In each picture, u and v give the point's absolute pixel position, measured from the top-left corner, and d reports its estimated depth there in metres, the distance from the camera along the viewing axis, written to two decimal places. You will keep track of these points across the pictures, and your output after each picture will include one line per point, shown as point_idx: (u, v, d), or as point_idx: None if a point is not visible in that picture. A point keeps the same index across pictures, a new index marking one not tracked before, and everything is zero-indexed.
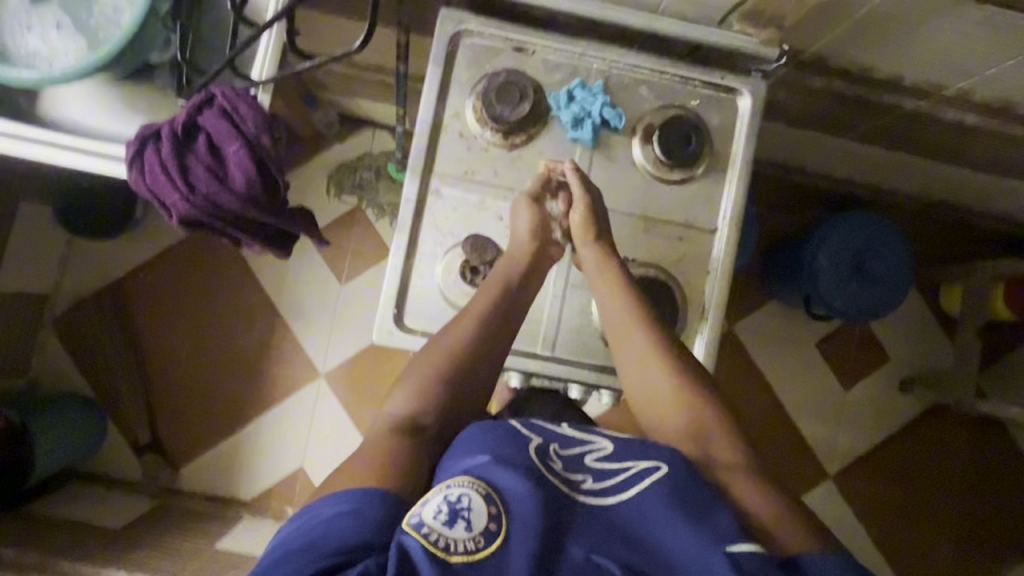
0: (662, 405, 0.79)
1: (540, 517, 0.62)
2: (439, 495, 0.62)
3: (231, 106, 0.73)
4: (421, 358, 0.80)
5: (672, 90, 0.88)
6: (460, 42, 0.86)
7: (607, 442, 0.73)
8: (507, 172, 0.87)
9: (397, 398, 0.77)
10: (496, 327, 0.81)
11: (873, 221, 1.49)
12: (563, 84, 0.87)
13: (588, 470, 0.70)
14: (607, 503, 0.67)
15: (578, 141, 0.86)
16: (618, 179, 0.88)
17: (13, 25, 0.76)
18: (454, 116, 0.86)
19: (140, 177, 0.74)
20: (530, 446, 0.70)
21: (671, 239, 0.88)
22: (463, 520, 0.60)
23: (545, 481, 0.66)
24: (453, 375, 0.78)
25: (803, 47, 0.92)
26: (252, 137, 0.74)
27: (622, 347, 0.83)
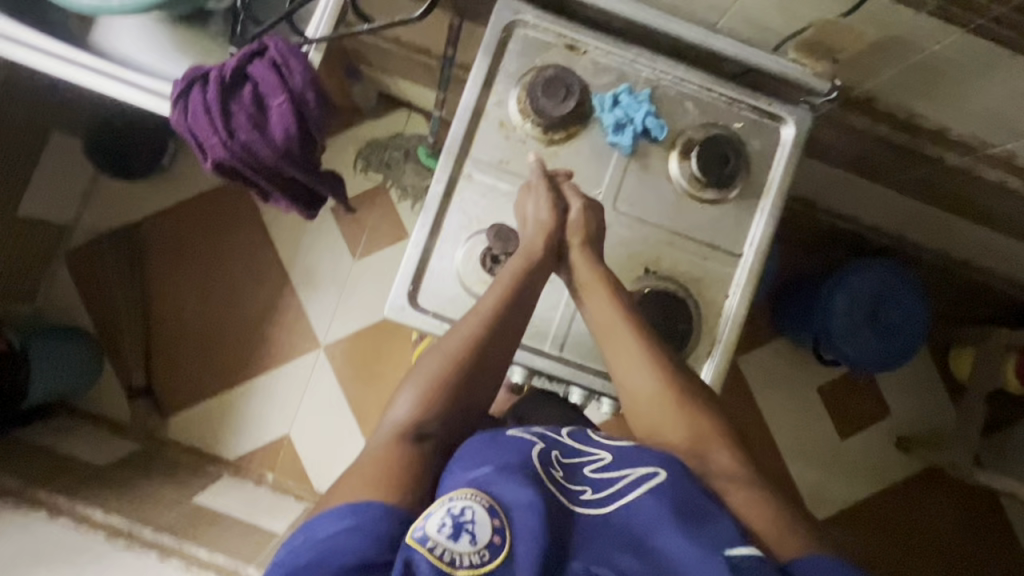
0: (654, 404, 0.78)
1: (543, 527, 0.62)
2: (442, 508, 0.62)
3: (281, 59, 0.74)
4: (427, 358, 0.79)
5: (717, 109, 0.87)
6: (513, 32, 0.86)
7: (606, 453, 0.74)
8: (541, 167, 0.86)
9: (399, 403, 0.76)
10: (501, 326, 0.79)
11: (892, 271, 1.48)
12: (611, 88, 0.86)
13: (587, 480, 0.70)
14: (607, 511, 0.67)
15: (617, 146, 0.85)
16: (650, 190, 0.87)
17: None
18: (497, 104, 0.86)
19: (182, 117, 0.75)
20: (530, 453, 0.70)
21: (696, 258, 0.87)
22: (468, 533, 0.60)
23: (546, 489, 0.66)
24: (452, 379, 0.77)
25: (854, 85, 0.91)
26: (297, 92, 0.74)
27: (619, 359, 0.81)
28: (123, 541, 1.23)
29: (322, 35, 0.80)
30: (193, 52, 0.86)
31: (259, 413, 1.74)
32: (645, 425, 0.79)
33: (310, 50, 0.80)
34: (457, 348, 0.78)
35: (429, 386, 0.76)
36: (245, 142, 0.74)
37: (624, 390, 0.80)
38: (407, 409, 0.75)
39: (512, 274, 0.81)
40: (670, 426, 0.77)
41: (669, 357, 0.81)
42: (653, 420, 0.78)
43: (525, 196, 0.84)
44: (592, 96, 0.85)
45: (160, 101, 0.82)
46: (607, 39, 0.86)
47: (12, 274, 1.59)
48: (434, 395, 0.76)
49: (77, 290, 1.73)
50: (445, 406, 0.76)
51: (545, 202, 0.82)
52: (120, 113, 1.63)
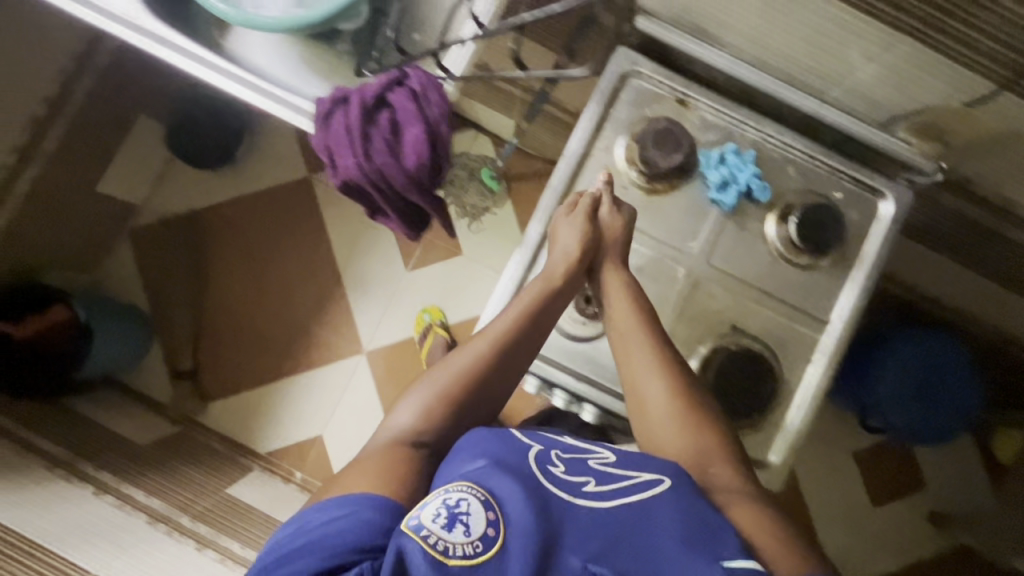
0: (662, 414, 0.80)
1: (536, 520, 0.64)
2: (438, 498, 0.65)
3: (421, 90, 0.77)
4: (439, 375, 0.83)
5: (818, 177, 0.89)
6: (629, 82, 0.88)
7: (607, 452, 0.77)
8: (640, 215, 0.88)
9: (399, 414, 0.81)
10: (510, 348, 0.83)
11: (946, 346, 1.46)
12: (717, 145, 0.88)
13: (590, 474, 0.72)
14: (606, 505, 0.68)
15: (718, 203, 0.86)
16: (746, 249, 0.88)
17: None
18: (604, 149, 0.88)
19: (321, 136, 0.78)
20: (529, 453, 0.73)
21: (782, 321, 0.88)
22: (463, 523, 0.62)
23: (541, 487, 0.68)
24: (456, 400, 0.81)
25: (956, 167, 0.92)
26: (432, 123, 0.77)
27: (636, 384, 0.82)
28: (163, 526, 1.25)
29: (459, 72, 0.85)
30: (321, 65, 0.91)
31: (298, 410, 1.76)
32: (653, 433, 0.80)
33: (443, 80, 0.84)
34: (475, 365, 0.82)
35: (432, 403, 0.81)
36: (379, 166, 0.77)
37: (631, 398, 0.82)
38: (410, 417, 0.80)
39: (535, 298, 0.84)
40: (677, 437, 0.79)
41: (711, 403, 0.82)
42: (659, 432, 0.80)
43: (565, 216, 0.86)
44: (698, 151, 0.87)
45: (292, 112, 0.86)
46: (718, 98, 0.88)
47: (79, 244, 1.63)
48: (432, 411, 0.80)
49: (136, 267, 1.75)
50: (444, 424, 0.80)
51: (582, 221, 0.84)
52: (204, 103, 1.68)
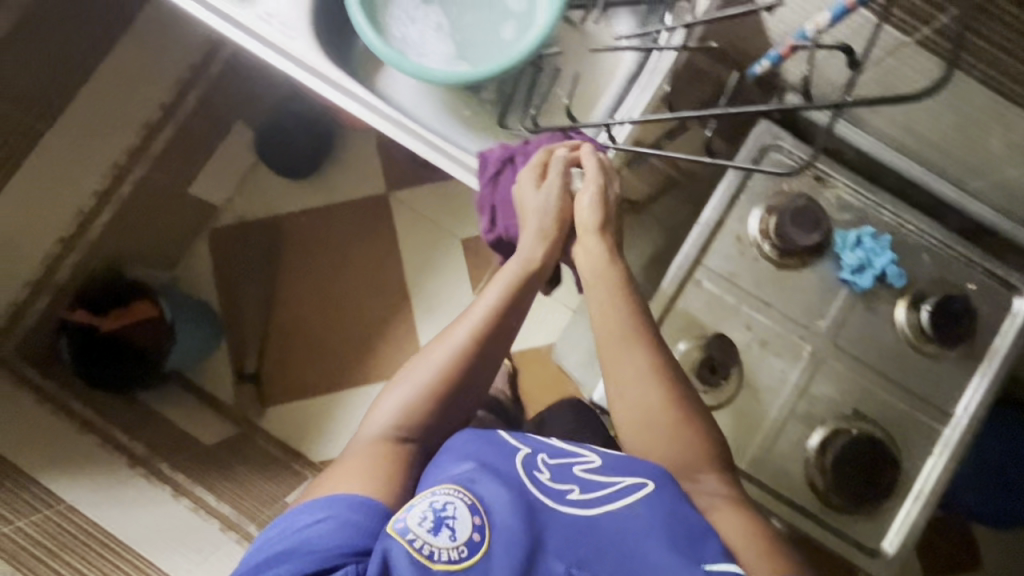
0: (647, 413, 0.81)
1: (518, 525, 0.66)
2: (425, 501, 0.67)
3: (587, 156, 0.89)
4: (427, 366, 0.86)
5: (952, 266, 0.88)
6: (769, 156, 0.88)
7: (594, 455, 0.78)
8: (770, 288, 0.87)
9: (380, 417, 0.83)
10: (489, 338, 0.87)
11: None
12: (851, 226, 0.88)
13: (577, 480, 0.75)
14: (592, 511, 0.70)
15: (851, 284, 0.86)
16: (873, 333, 0.87)
17: (401, 11, 0.82)
18: (738, 219, 0.88)
19: (489, 193, 0.90)
20: (516, 458, 0.75)
21: (903, 408, 0.87)
22: (449, 528, 0.65)
23: (526, 493, 0.71)
24: (442, 395, 0.84)
25: None
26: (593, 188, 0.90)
27: (623, 381, 0.82)
28: (234, 534, 1.26)
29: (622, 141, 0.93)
30: (466, 115, 0.94)
31: (355, 426, 1.76)
32: (637, 430, 0.81)
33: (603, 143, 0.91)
34: (460, 351, 0.86)
35: (416, 398, 0.83)
36: None
37: (621, 402, 0.82)
38: (392, 413, 0.82)
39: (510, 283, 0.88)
40: (659, 437, 0.80)
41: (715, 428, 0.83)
42: (643, 430, 0.81)
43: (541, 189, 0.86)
44: (832, 230, 0.87)
45: (447, 160, 0.90)
46: (857, 179, 0.88)
47: (165, 240, 1.67)
48: (416, 405, 0.83)
49: (213, 268, 1.79)
50: (427, 419, 0.83)
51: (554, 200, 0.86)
52: (297, 116, 1.71)
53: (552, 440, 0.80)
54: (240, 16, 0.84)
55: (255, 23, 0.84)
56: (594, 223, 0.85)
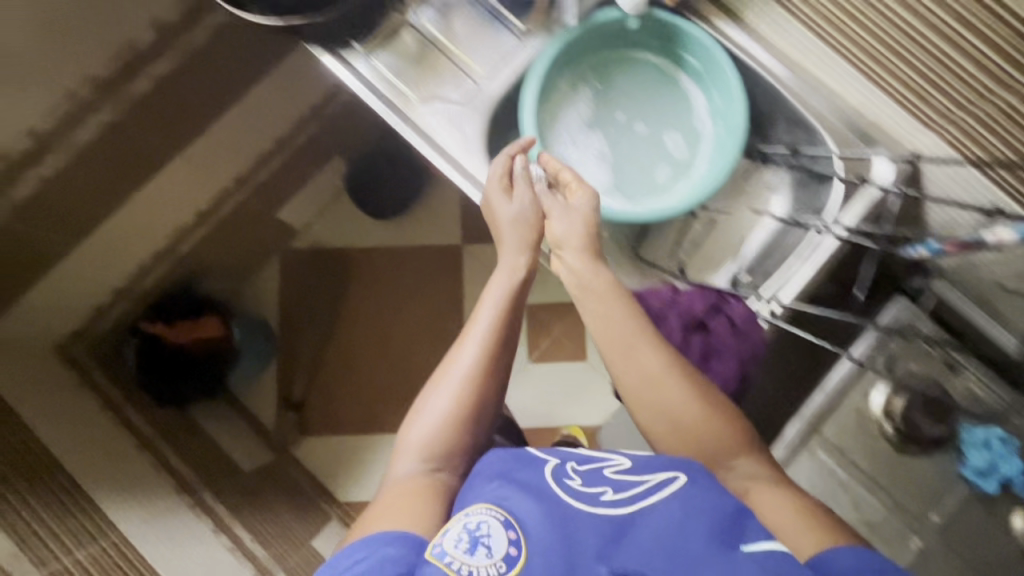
0: (673, 409, 0.67)
1: (556, 537, 0.57)
2: (459, 522, 0.59)
3: (743, 323, 0.72)
4: (438, 389, 0.72)
5: None
6: (900, 335, 0.86)
7: (624, 458, 0.67)
8: (883, 469, 0.85)
9: (404, 451, 0.70)
10: (506, 341, 0.73)
11: None
12: (978, 421, 0.85)
13: (608, 482, 0.63)
14: (631, 511, 0.59)
15: (973, 485, 0.83)
16: (986, 536, 0.83)
17: (565, 133, 0.84)
18: (860, 393, 0.86)
19: None
20: (545, 469, 0.64)
21: None
22: (486, 548, 0.56)
23: (559, 502, 0.60)
24: (466, 414, 0.71)
25: None
26: (745, 361, 0.72)
27: (648, 394, 0.68)
28: None
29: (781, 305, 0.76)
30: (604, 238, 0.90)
31: None
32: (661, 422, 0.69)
33: (762, 310, 0.74)
34: (474, 372, 0.71)
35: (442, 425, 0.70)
36: None
37: (650, 405, 0.68)
38: (416, 442, 0.70)
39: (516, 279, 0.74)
40: (682, 427, 0.68)
41: None
42: (670, 429, 0.69)
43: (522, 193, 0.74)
44: (956, 424, 0.84)
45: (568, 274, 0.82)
46: (990, 374, 0.85)
47: (222, 258, 1.51)
48: (440, 430, 0.70)
49: None
50: (459, 443, 0.71)
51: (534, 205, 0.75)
52: None
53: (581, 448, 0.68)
54: (412, 117, 0.79)
55: (426, 130, 0.79)
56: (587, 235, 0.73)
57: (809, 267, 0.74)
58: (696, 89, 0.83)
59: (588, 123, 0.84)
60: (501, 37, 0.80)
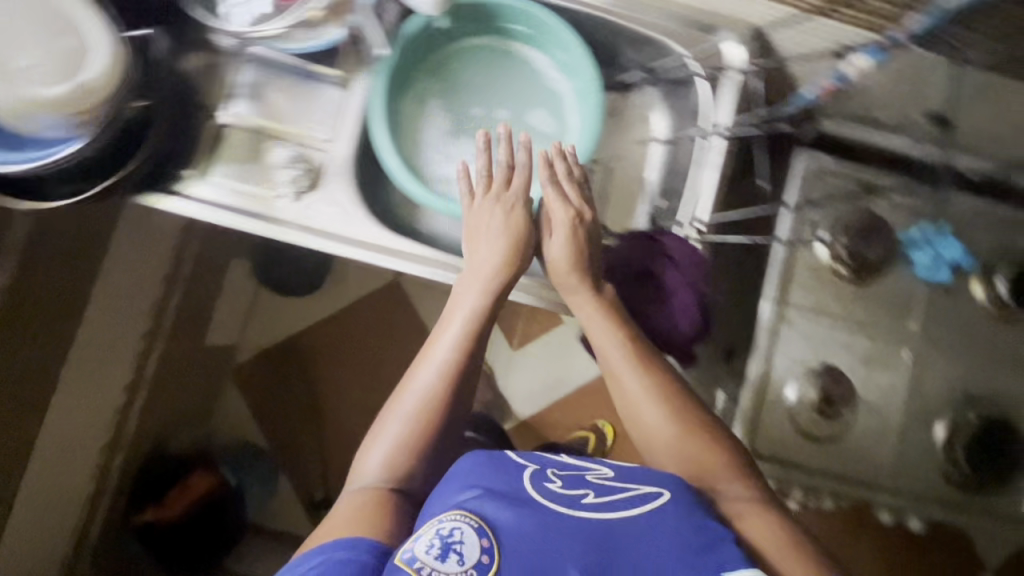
0: (661, 416, 0.66)
1: (540, 541, 0.48)
2: (431, 527, 0.50)
3: (679, 258, 0.75)
4: (397, 405, 0.67)
5: (1004, 234, 0.91)
6: (815, 183, 0.89)
7: (606, 467, 0.59)
8: (857, 306, 0.89)
9: (367, 463, 0.64)
10: (470, 360, 0.69)
11: None
12: (910, 223, 0.90)
13: (590, 485, 0.55)
14: (617, 513, 0.52)
15: (930, 280, 0.89)
16: (958, 317, 0.89)
17: (434, 153, 0.81)
18: (806, 250, 0.89)
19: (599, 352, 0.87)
20: (530, 472, 0.56)
21: (1001, 379, 0.89)
22: (458, 556, 0.47)
23: (545, 509, 0.51)
24: (426, 437, 0.65)
25: None
26: (697, 287, 0.75)
27: (641, 407, 0.67)
28: None
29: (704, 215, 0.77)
30: None
31: None
32: (665, 439, 0.65)
33: (690, 234, 0.78)
34: (437, 396, 0.66)
35: (404, 442, 0.64)
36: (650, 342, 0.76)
37: (640, 418, 0.67)
38: (379, 460, 0.63)
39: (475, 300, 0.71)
40: (664, 446, 0.65)
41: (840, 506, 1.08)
42: (662, 439, 0.65)
43: (489, 208, 0.74)
44: (897, 235, 0.89)
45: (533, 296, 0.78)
46: (902, 179, 0.90)
47: (174, 414, 1.35)
48: (405, 447, 0.64)
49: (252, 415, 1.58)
50: (425, 460, 0.64)
51: (504, 240, 0.73)
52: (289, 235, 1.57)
53: (562, 453, 0.60)
54: (289, 218, 0.73)
55: (310, 224, 0.73)
56: (567, 255, 0.73)
57: (714, 170, 0.76)
58: (533, 51, 0.82)
59: (450, 131, 0.81)
60: (323, 92, 0.75)
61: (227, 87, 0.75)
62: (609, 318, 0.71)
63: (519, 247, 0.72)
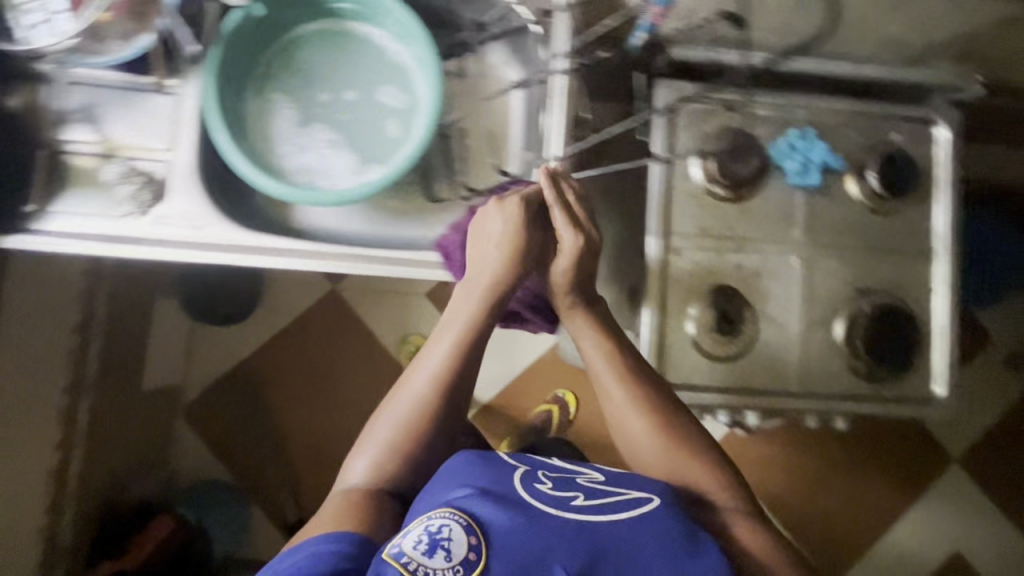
0: (654, 424, 0.73)
1: (529, 539, 0.53)
2: (420, 524, 0.55)
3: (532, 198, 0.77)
4: (393, 406, 0.71)
5: (870, 129, 0.93)
6: (679, 110, 0.90)
7: (596, 471, 0.66)
8: (740, 224, 0.90)
9: (358, 462, 0.68)
10: (462, 370, 0.72)
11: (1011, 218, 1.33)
12: (778, 134, 0.91)
13: (578, 488, 0.61)
14: (603, 514, 0.57)
15: (803, 185, 0.90)
16: (838, 217, 0.91)
17: (288, 145, 0.80)
18: (682, 178, 0.90)
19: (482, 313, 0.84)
20: (521, 474, 0.61)
21: (887, 268, 0.92)
22: (446, 551, 0.52)
23: (534, 510, 0.56)
24: (417, 444, 0.69)
25: (994, 78, 0.94)
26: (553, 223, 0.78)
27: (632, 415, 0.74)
28: None
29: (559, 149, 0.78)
30: (394, 206, 0.85)
31: None
32: (657, 446, 0.72)
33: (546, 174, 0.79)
34: (429, 404, 0.70)
35: (394, 445, 0.68)
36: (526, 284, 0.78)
37: (628, 426, 0.74)
38: (366, 464, 0.68)
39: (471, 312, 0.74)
40: (653, 454, 0.71)
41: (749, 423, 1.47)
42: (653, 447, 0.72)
43: (491, 211, 0.76)
44: (765, 148, 0.90)
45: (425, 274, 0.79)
46: (763, 94, 0.91)
47: (121, 469, 1.25)
48: (395, 451, 0.68)
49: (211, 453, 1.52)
50: (414, 459, 0.68)
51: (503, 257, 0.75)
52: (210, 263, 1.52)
53: (553, 458, 0.66)
54: (139, 236, 0.72)
55: (163, 238, 0.72)
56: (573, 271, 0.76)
57: (560, 106, 0.76)
58: (368, 27, 0.81)
59: (301, 122, 0.80)
60: (156, 103, 0.74)
61: (56, 114, 0.73)
62: (602, 335, 0.78)
63: (520, 257, 0.74)
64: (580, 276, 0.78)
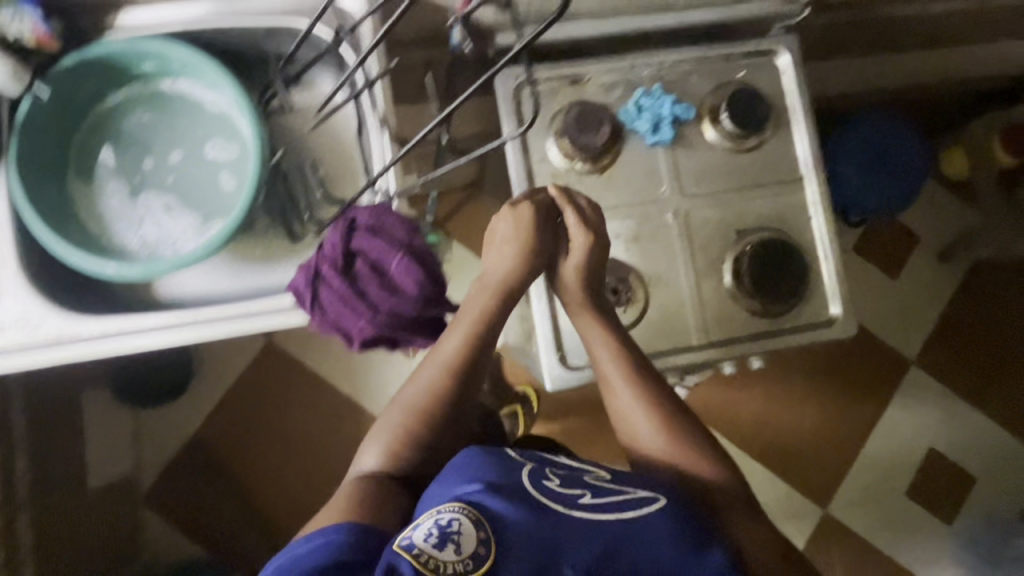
0: (661, 414, 0.72)
1: (543, 530, 0.54)
2: (429, 518, 0.55)
3: (377, 223, 0.71)
4: (401, 398, 0.71)
5: (715, 72, 0.93)
6: (521, 96, 0.89)
7: (603, 472, 0.66)
8: (609, 193, 0.90)
9: (369, 449, 0.69)
10: (467, 370, 0.72)
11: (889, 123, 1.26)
12: (626, 97, 0.91)
13: (586, 486, 0.61)
14: (612, 510, 0.58)
15: (659, 143, 0.90)
16: (704, 164, 0.92)
17: (126, 221, 0.78)
18: (541, 160, 0.90)
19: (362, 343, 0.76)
20: (530, 470, 0.62)
21: (761, 202, 0.93)
22: (456, 544, 0.52)
23: (547, 508, 0.57)
24: (427, 436, 0.69)
25: None
26: (406, 242, 0.72)
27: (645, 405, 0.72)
28: None
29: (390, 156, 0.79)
30: (258, 255, 0.84)
31: None
32: (663, 438, 0.70)
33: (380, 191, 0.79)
34: (437, 395, 0.71)
35: (402, 431, 0.69)
36: (389, 312, 0.72)
37: (628, 424, 0.72)
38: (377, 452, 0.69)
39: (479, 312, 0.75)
40: (661, 448, 0.70)
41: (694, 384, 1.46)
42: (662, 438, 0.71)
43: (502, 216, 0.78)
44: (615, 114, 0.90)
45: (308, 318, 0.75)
46: (601, 61, 0.91)
47: None
48: (404, 442, 0.69)
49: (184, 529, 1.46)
50: (423, 448, 0.69)
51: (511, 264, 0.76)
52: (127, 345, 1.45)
53: (559, 457, 0.67)
54: None
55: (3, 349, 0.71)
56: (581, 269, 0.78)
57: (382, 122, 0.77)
58: (175, 83, 0.79)
59: (133, 195, 0.79)
60: None
61: None
62: (606, 327, 0.78)
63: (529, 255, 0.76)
64: (586, 276, 0.79)
